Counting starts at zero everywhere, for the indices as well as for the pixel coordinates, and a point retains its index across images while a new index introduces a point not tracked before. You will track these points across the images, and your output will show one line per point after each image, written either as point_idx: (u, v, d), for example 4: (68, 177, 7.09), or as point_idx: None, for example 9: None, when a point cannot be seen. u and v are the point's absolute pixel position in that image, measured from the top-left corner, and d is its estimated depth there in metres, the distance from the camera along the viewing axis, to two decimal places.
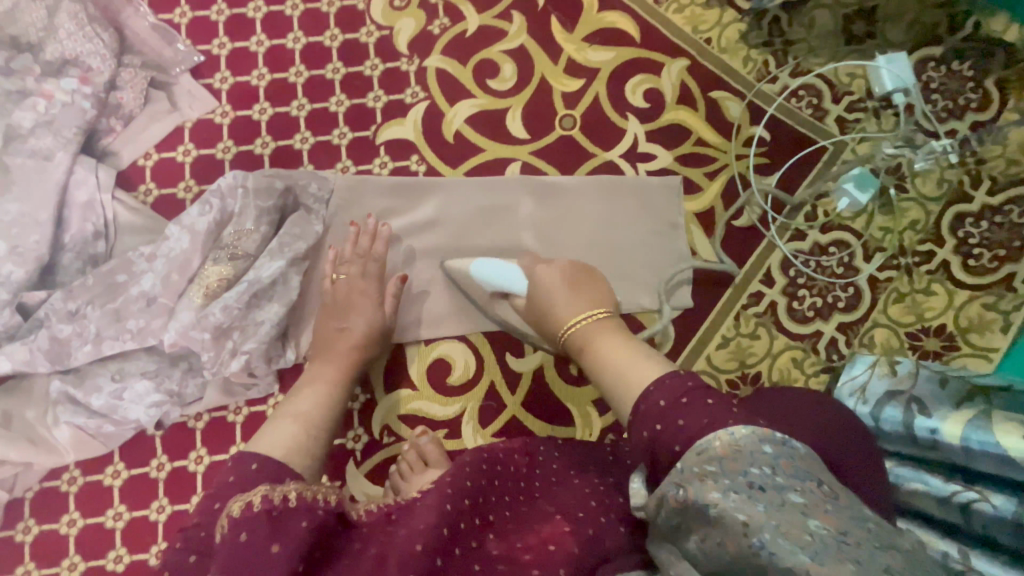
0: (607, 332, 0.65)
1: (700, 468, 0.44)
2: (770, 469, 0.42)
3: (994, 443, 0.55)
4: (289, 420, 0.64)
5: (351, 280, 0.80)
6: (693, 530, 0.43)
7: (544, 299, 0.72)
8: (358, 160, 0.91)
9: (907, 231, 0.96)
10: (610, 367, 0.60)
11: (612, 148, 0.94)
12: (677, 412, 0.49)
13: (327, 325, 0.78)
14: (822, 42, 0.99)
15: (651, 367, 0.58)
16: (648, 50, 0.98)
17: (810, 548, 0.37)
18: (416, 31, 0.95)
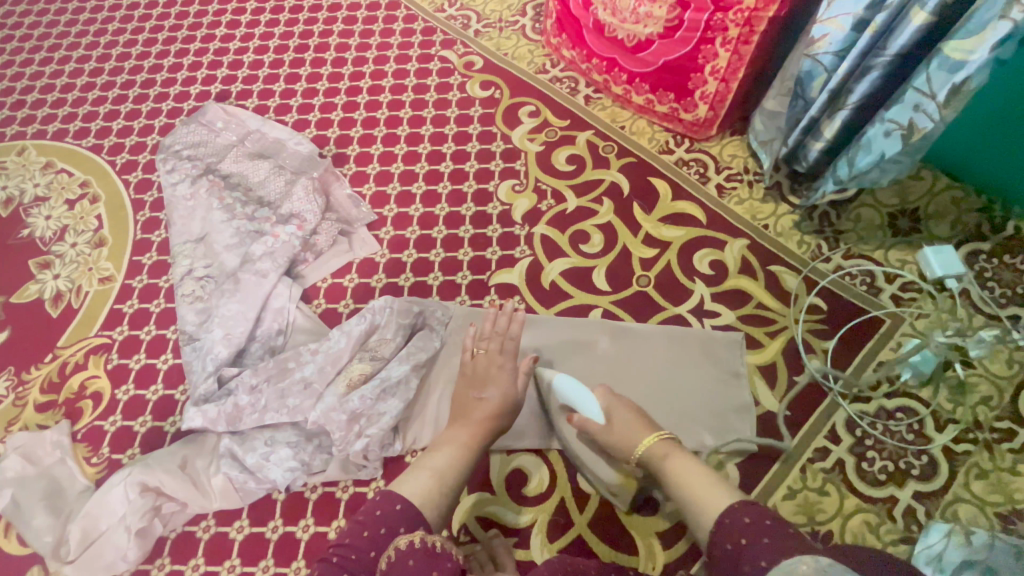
0: (675, 451, 0.77)
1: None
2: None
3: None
4: (426, 473, 0.76)
5: (490, 355, 0.94)
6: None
7: (615, 432, 0.84)
8: (473, 296, 1.16)
9: (980, 406, 0.98)
10: (686, 486, 0.72)
11: (681, 304, 1.12)
12: (764, 532, 0.60)
13: (466, 392, 0.90)
14: (870, 232, 1.16)
15: (717, 489, 0.69)
16: (713, 230, 1.20)
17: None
18: (529, 208, 1.27)
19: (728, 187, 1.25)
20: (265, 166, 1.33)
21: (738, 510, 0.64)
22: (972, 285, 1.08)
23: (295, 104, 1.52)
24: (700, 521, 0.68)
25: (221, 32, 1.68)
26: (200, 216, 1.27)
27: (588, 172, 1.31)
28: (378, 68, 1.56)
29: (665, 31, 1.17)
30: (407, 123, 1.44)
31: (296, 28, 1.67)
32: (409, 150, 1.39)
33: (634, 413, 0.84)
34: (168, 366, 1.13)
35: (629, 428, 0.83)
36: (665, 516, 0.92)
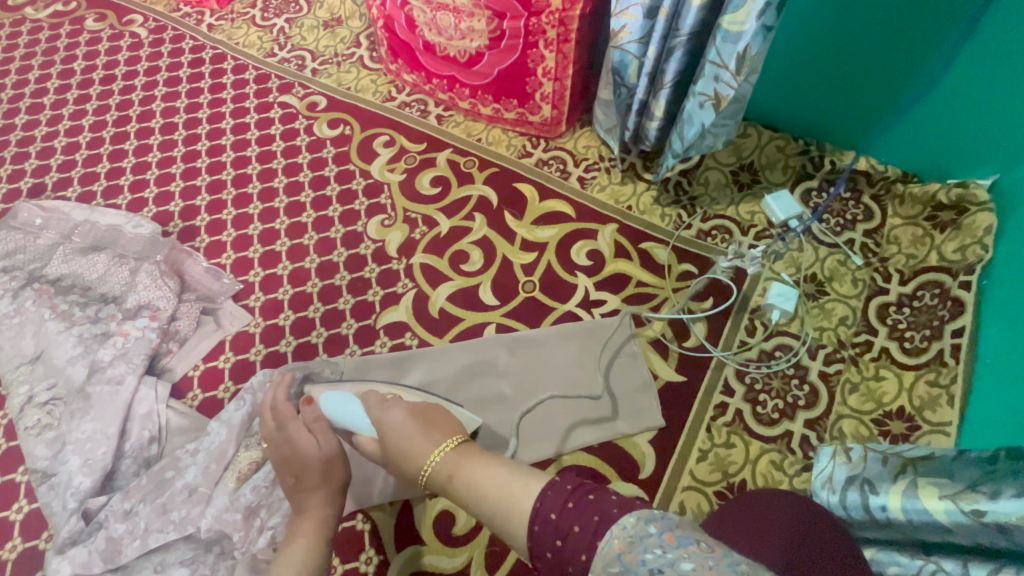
0: (466, 460, 0.69)
1: (608, 572, 0.48)
2: (660, 550, 0.47)
3: (925, 509, 0.62)
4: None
5: (273, 436, 0.88)
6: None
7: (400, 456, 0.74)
8: (363, 344, 1.11)
9: (840, 327, 1.09)
10: (489, 500, 0.63)
11: (568, 301, 1.14)
12: (572, 522, 0.54)
13: (284, 481, 0.85)
14: (720, 193, 1.25)
15: (522, 484, 0.62)
16: (584, 222, 1.24)
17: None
18: (402, 240, 1.24)
19: (588, 177, 1.29)
20: (101, 259, 1.19)
21: (543, 515, 0.57)
22: (811, 220, 1.20)
23: (127, 183, 1.38)
24: (514, 530, 0.60)
25: (21, 119, 1.49)
26: (31, 332, 1.11)
27: (454, 191, 1.30)
28: (214, 126, 1.45)
29: (491, 43, 1.18)
30: (257, 179, 1.36)
31: (111, 100, 1.51)
32: (264, 207, 1.31)
33: (414, 426, 0.76)
34: (25, 515, 0.97)
35: (411, 451, 0.73)
36: None
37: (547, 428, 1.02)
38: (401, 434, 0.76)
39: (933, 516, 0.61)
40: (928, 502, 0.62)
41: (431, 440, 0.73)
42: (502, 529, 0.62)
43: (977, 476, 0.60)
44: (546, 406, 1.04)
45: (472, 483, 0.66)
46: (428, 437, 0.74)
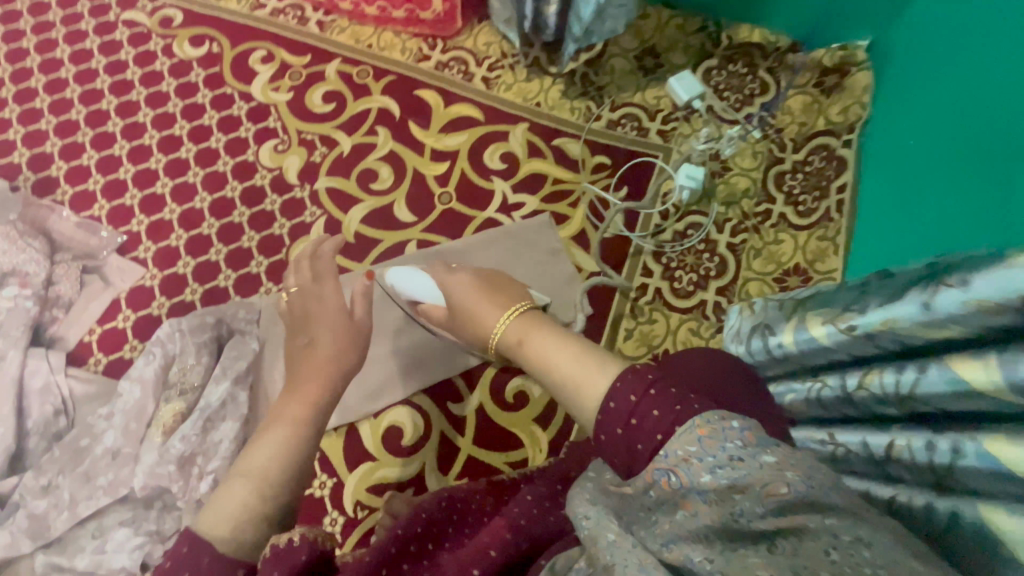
0: (534, 332, 0.66)
1: (684, 450, 0.46)
2: (741, 442, 0.44)
3: (811, 336, 0.70)
4: (241, 480, 0.55)
5: (305, 293, 0.82)
6: (682, 506, 0.44)
7: (466, 320, 0.75)
8: (277, 280, 1.05)
9: (744, 199, 1.16)
10: (562, 375, 0.59)
11: (487, 207, 1.12)
12: (650, 405, 0.49)
13: (293, 344, 0.77)
14: (626, 80, 1.24)
15: (596, 366, 0.56)
16: (494, 125, 1.19)
17: (780, 503, 0.40)
18: (301, 165, 1.14)
19: (493, 77, 1.22)
20: None
21: (614, 391, 0.52)
22: (713, 99, 1.23)
23: None
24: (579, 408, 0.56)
25: None
26: None
27: (351, 106, 1.19)
28: (48, 56, 1.22)
29: None
30: (116, 115, 1.17)
31: None
32: (133, 146, 1.15)
33: (479, 291, 0.75)
34: None
35: (485, 311, 0.72)
36: (536, 402, 0.99)
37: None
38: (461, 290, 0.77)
39: (814, 340, 0.70)
40: (812, 330, 0.70)
41: (506, 306, 0.71)
42: (572, 402, 0.58)
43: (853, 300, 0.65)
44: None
45: (551, 347, 0.62)
46: (494, 302, 0.73)
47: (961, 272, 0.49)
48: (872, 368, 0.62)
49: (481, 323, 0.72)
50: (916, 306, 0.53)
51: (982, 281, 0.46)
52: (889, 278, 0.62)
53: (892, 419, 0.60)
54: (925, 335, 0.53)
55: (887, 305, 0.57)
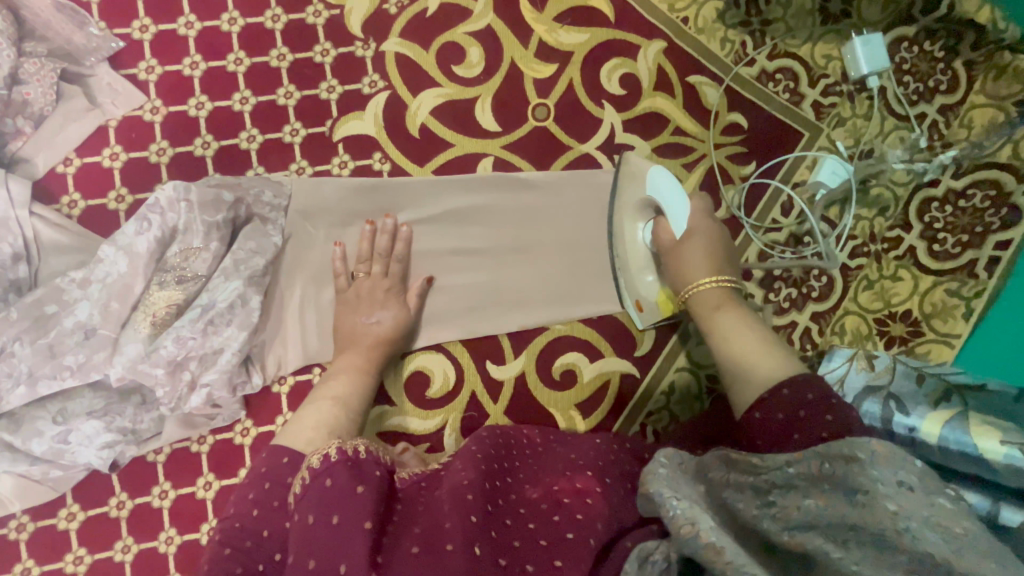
0: (734, 306, 0.70)
1: (853, 453, 0.47)
2: (915, 477, 0.45)
3: (972, 444, 0.63)
4: (328, 402, 0.68)
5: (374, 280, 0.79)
6: (816, 497, 0.47)
7: (677, 263, 0.77)
8: (314, 160, 0.83)
9: (877, 217, 0.97)
10: (746, 344, 0.65)
11: (588, 140, 0.90)
12: (824, 410, 0.55)
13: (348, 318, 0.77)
14: (799, 22, 0.97)
15: (775, 358, 0.63)
16: (623, 32, 0.92)
17: (950, 539, 0.41)
18: (370, 11, 0.86)
19: None
20: None
21: (793, 384, 0.58)
22: (890, 81, 0.98)
23: None
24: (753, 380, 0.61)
25: None
26: None
27: None
28: None
29: None
30: None
31: None
32: None
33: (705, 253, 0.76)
34: None
35: (697, 264, 0.75)
36: (583, 387, 0.87)
37: (541, 287, 0.86)
38: (694, 245, 0.76)
39: (978, 452, 0.62)
40: (982, 440, 0.62)
41: (717, 270, 0.75)
42: (737, 370, 0.64)
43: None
44: (544, 262, 0.87)
45: (738, 326, 0.68)
46: (714, 266, 0.75)
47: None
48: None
49: (688, 273, 0.75)
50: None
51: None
52: None
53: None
54: None
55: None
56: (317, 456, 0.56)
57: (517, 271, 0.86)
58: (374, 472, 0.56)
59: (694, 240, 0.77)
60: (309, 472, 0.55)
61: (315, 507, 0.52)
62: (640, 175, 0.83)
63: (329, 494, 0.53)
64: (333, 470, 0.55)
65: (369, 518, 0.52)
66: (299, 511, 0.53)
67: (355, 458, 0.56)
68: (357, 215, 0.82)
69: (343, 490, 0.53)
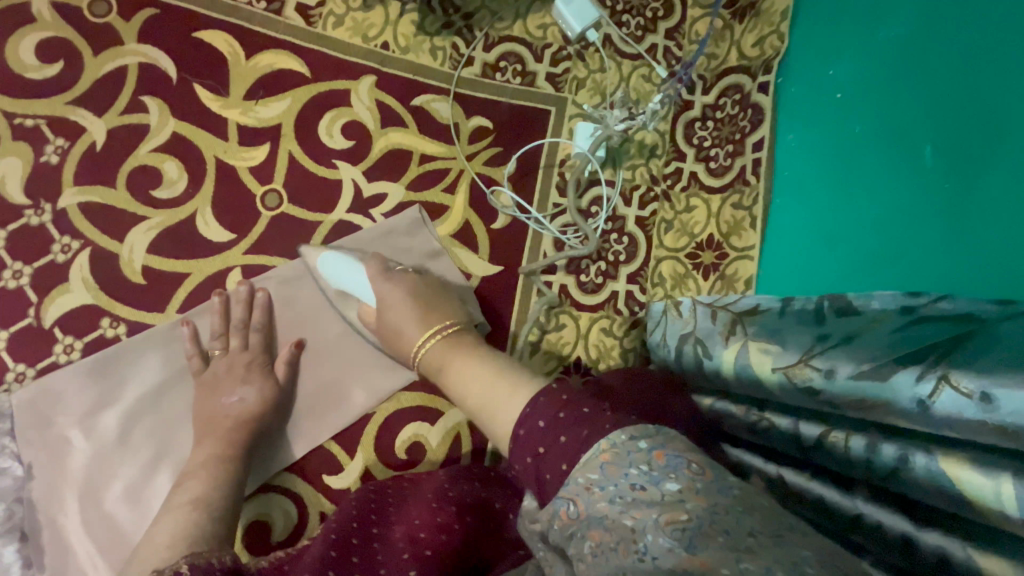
0: (455, 353, 0.63)
1: (585, 478, 0.42)
2: (646, 467, 0.41)
3: (748, 370, 0.60)
4: (186, 508, 0.60)
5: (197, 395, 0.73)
6: (590, 535, 0.39)
7: (396, 335, 0.69)
8: (32, 358, 0.72)
9: (651, 159, 0.99)
10: (479, 393, 0.57)
11: (334, 207, 0.83)
12: (559, 431, 0.47)
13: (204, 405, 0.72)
14: (501, 3, 0.94)
15: (510, 391, 0.54)
16: (327, 82, 0.85)
17: (684, 534, 0.36)
18: (28, 171, 0.75)
19: (314, 6, 0.86)
20: None
21: (527, 418, 0.50)
22: (611, 27, 0.97)
23: None
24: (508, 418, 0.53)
25: None
26: None
27: (90, 66, 0.78)
28: None
29: None
30: None
31: None
32: None
33: (410, 301, 0.70)
34: None
35: (409, 328, 0.68)
36: (434, 453, 0.82)
37: (347, 376, 0.81)
38: (397, 308, 0.70)
39: (755, 377, 0.59)
40: (755, 364, 0.59)
41: (427, 323, 0.68)
42: (490, 426, 0.55)
43: (810, 341, 0.55)
44: (340, 350, 0.81)
45: (464, 373, 0.61)
46: (425, 317, 0.68)
47: (973, 371, 0.40)
48: (833, 421, 0.52)
49: (406, 339, 0.68)
50: (911, 395, 0.43)
51: (1011, 396, 0.37)
52: (858, 315, 0.54)
53: (855, 481, 0.51)
54: (913, 424, 0.43)
55: (863, 379, 0.47)
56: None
57: (314, 373, 0.80)
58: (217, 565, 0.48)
59: (387, 310, 0.71)
60: None
61: None
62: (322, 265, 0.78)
63: None
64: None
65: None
66: None
67: None
68: (100, 401, 0.71)
69: None
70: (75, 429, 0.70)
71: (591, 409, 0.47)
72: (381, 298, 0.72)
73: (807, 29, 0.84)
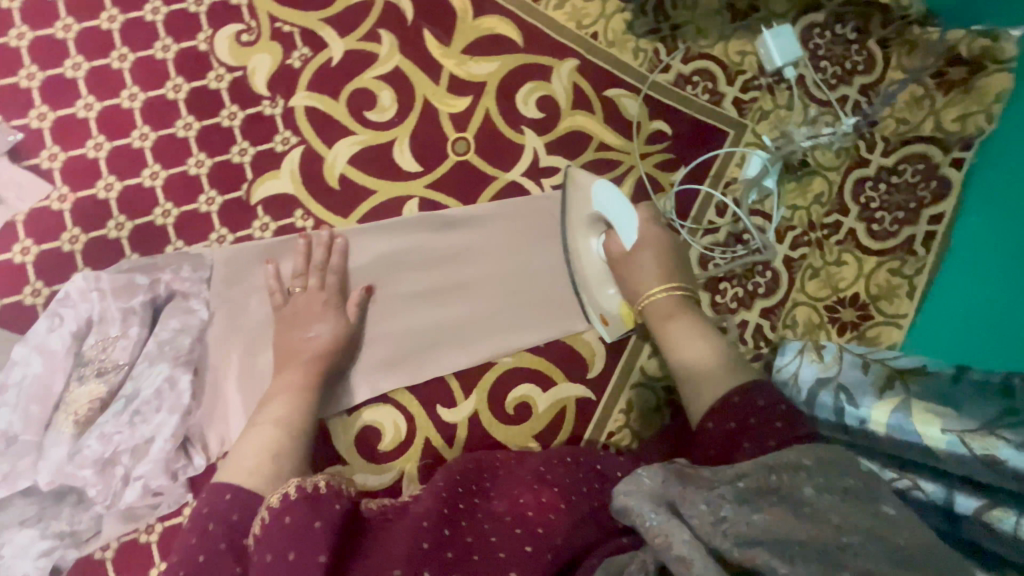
0: (684, 313, 0.76)
1: (798, 461, 0.50)
2: (861, 482, 0.48)
3: (915, 431, 0.61)
4: (268, 426, 0.68)
5: (311, 293, 0.78)
6: (763, 511, 0.46)
7: (629, 277, 0.82)
8: (234, 225, 0.81)
9: (813, 205, 0.97)
10: (694, 358, 0.71)
11: (511, 168, 0.89)
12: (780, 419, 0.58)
13: (288, 336, 0.76)
14: (710, 22, 0.97)
15: (724, 370, 0.67)
16: (535, 55, 0.92)
17: (893, 551, 0.42)
18: (274, 68, 0.85)
19: None
20: None
21: (745, 403, 0.61)
22: (807, 69, 0.98)
23: None
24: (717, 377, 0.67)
25: None
26: None
27: None
28: None
29: None
30: None
31: None
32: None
33: (658, 259, 0.81)
34: None
35: (648, 274, 0.81)
36: (539, 417, 0.85)
37: (461, 328, 0.85)
38: (650, 254, 0.81)
39: (921, 439, 0.60)
40: (922, 426, 0.61)
41: (664, 279, 0.80)
42: (689, 388, 0.69)
43: (998, 413, 0.57)
44: (441, 306, 0.85)
45: (683, 335, 0.74)
46: (665, 274, 0.80)
47: None
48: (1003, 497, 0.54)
49: (639, 282, 0.81)
50: None
51: None
52: None
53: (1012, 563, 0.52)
54: None
55: None
56: (276, 494, 0.56)
57: (410, 318, 0.84)
58: (334, 504, 0.56)
59: (643, 252, 0.82)
60: (268, 510, 0.55)
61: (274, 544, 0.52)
62: (585, 193, 0.86)
63: (291, 530, 0.52)
64: (291, 506, 0.54)
65: (324, 552, 0.52)
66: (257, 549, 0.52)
67: (315, 493, 0.56)
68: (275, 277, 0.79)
69: (301, 525, 0.53)
70: (256, 294, 0.79)
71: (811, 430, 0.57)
72: (641, 239, 0.82)
73: (1012, 129, 0.86)
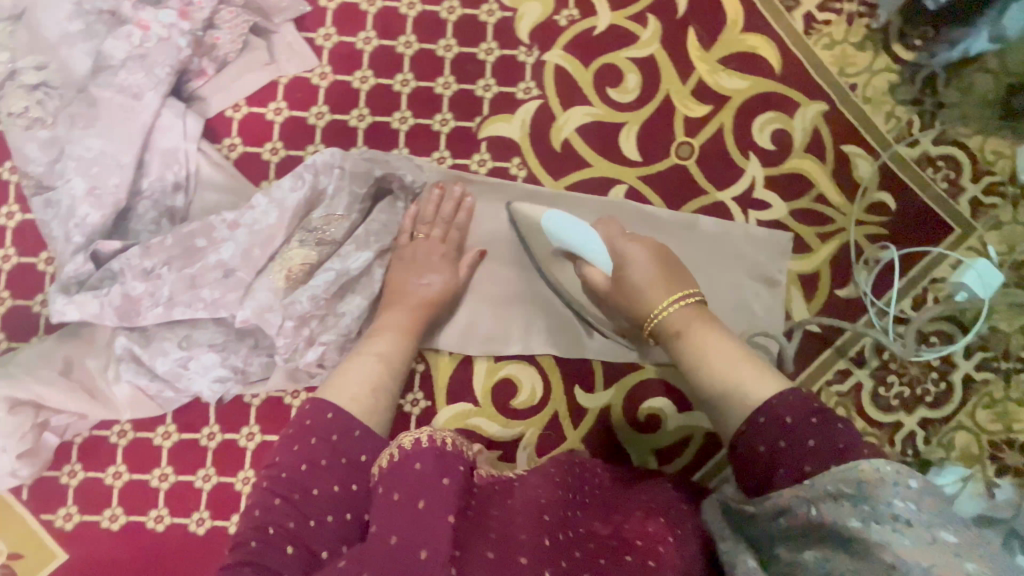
0: (698, 325, 0.64)
1: (835, 487, 0.44)
2: (916, 506, 0.41)
3: None
4: (372, 359, 0.66)
5: (431, 242, 0.77)
6: (816, 547, 0.44)
7: (636, 286, 0.70)
8: (456, 152, 0.84)
9: (1016, 334, 0.89)
10: (711, 382, 0.59)
11: (724, 188, 0.87)
12: (807, 433, 0.49)
13: (401, 275, 0.75)
14: (977, 111, 0.90)
15: (764, 381, 0.56)
16: (787, 86, 0.89)
17: None
18: (541, 19, 0.87)
19: (819, 21, 0.90)
20: None
21: (804, 428, 0.50)
22: None
23: None
24: (744, 392, 0.55)
25: None
26: None
27: None
28: None
29: None
30: None
31: None
32: None
33: (657, 262, 0.71)
34: (17, 224, 0.80)
35: (650, 285, 0.69)
36: (664, 434, 0.84)
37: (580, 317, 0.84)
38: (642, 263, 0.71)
39: None
40: None
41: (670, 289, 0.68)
42: (724, 406, 0.57)
43: None
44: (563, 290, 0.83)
45: (699, 348, 0.62)
46: (670, 281, 0.69)
47: None
48: None
49: (649, 294, 0.69)
50: None
51: None
52: None
53: None
54: None
55: None
56: (408, 437, 0.52)
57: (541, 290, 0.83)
58: (458, 465, 0.51)
59: (628, 268, 0.72)
60: (399, 450, 0.52)
61: (401, 485, 0.49)
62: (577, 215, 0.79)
63: (418, 479, 0.49)
64: (423, 454, 0.51)
65: (452, 512, 0.47)
66: (382, 486, 0.50)
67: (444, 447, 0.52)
68: (440, 201, 0.79)
69: (430, 478, 0.49)
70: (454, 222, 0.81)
71: (845, 429, 0.49)
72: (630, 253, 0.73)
73: None
